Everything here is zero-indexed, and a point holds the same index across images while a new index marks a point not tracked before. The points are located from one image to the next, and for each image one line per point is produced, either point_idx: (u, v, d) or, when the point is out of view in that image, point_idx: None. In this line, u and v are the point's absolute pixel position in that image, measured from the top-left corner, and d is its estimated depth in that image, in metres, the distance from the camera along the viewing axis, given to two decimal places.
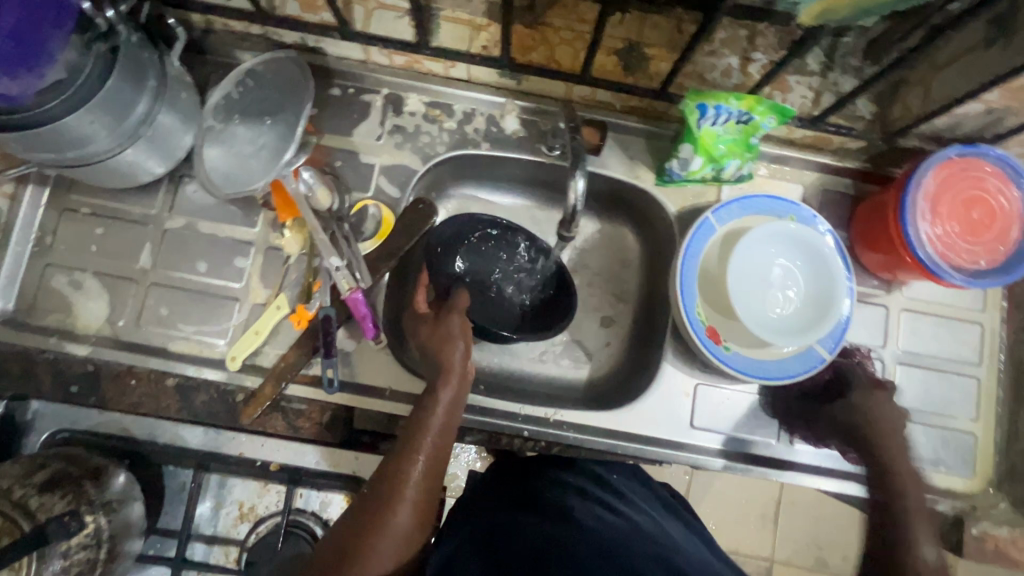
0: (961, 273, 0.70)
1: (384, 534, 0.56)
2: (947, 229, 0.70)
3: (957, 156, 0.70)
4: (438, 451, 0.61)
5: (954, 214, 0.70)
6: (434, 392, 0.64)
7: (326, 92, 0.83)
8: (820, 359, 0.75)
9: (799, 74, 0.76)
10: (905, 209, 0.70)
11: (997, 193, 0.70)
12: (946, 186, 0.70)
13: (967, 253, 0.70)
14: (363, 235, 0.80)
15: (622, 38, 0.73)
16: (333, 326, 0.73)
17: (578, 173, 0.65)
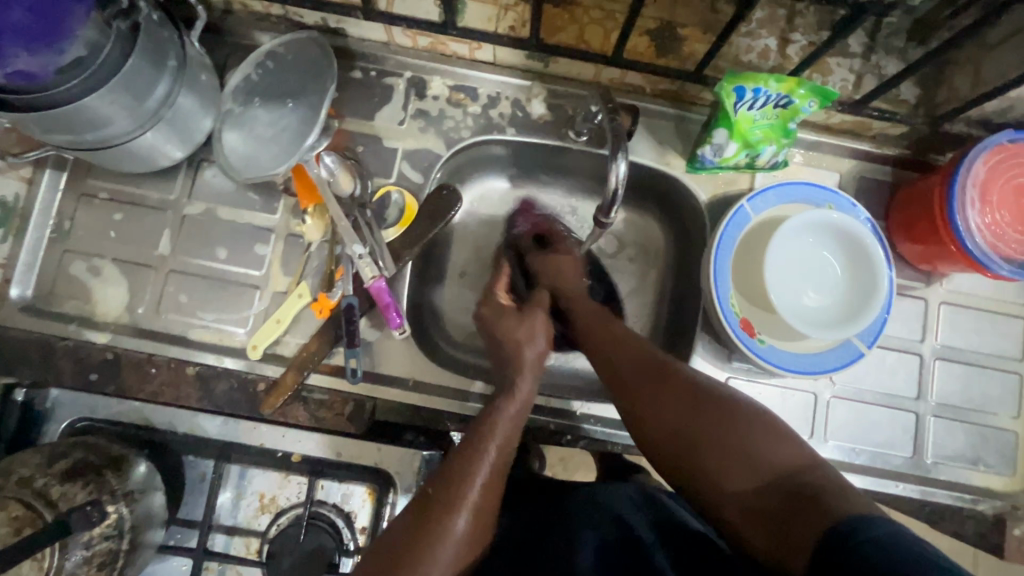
0: (1011, 264, 0.67)
1: (446, 539, 0.51)
2: (996, 218, 0.67)
3: (1008, 142, 0.67)
4: (502, 451, 0.58)
5: (1005, 202, 0.67)
6: (511, 384, 0.65)
7: (348, 75, 0.80)
8: (856, 352, 0.73)
9: (840, 56, 0.72)
10: (952, 199, 0.67)
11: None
12: (997, 173, 0.67)
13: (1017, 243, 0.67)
14: (385, 222, 0.78)
15: (656, 17, 0.71)
16: (356, 315, 0.71)
17: (619, 156, 0.64)
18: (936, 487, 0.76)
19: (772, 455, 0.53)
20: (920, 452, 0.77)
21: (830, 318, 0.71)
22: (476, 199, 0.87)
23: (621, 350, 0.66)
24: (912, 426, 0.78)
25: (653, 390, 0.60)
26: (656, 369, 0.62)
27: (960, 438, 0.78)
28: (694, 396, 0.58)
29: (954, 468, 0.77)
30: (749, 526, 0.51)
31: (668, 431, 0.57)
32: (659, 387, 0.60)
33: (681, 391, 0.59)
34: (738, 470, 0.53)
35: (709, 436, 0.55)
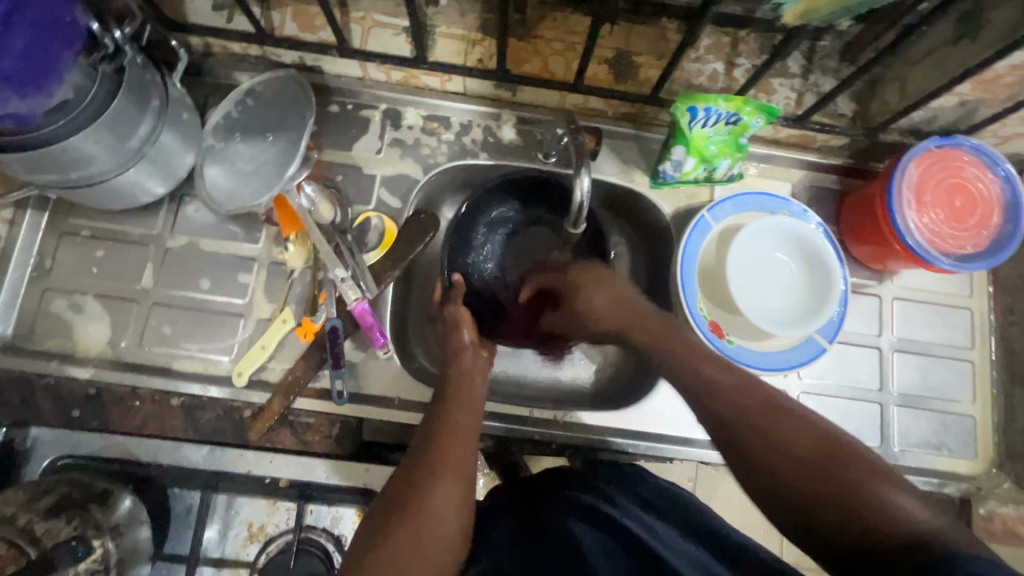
0: (950, 258, 0.73)
1: (432, 495, 0.55)
2: (931, 216, 0.73)
3: (936, 148, 0.74)
4: (467, 418, 0.63)
5: (937, 201, 0.73)
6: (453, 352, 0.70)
7: (325, 110, 0.84)
8: (819, 348, 0.77)
9: (781, 77, 0.79)
10: (892, 200, 0.73)
11: (977, 180, 0.73)
12: (928, 176, 0.73)
13: (956, 238, 0.73)
14: (366, 246, 0.81)
15: (612, 48, 0.78)
16: (340, 337, 0.74)
17: (583, 171, 0.67)
18: (905, 473, 0.80)
19: (893, 520, 0.43)
20: (887, 441, 0.81)
21: (798, 317, 0.75)
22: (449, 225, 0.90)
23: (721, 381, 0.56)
24: (878, 417, 0.82)
25: (764, 428, 0.52)
26: (758, 407, 0.53)
27: (923, 425, 0.82)
28: (815, 447, 0.50)
29: (920, 454, 0.81)
30: None
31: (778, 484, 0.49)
32: (774, 429, 0.51)
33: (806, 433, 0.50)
34: (856, 533, 0.44)
35: (819, 498, 0.47)
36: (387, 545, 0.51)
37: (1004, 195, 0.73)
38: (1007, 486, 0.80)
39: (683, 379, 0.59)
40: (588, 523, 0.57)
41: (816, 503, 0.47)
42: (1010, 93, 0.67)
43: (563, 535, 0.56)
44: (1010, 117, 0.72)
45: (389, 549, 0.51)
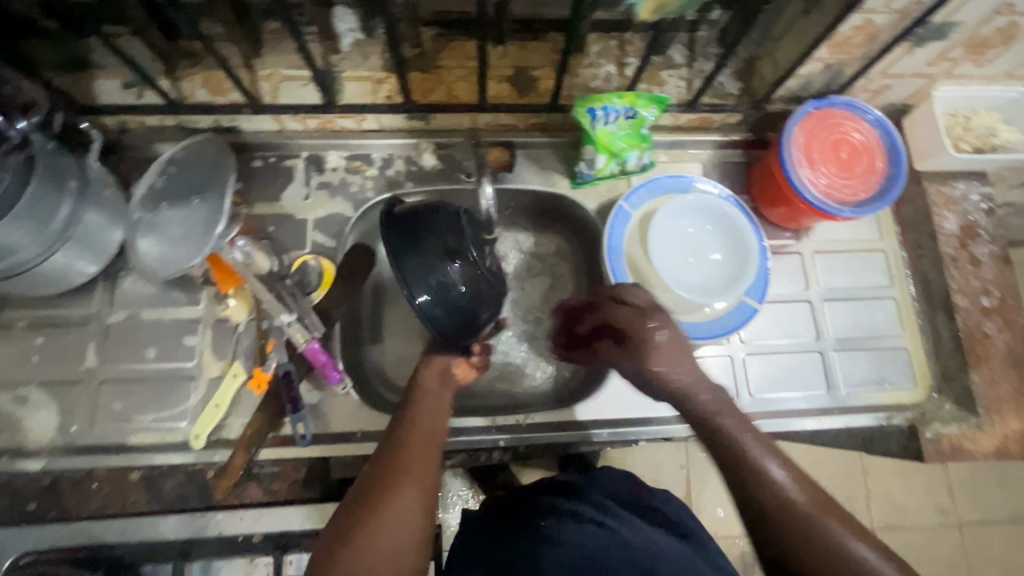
0: (848, 205, 0.79)
1: (392, 502, 0.55)
2: (823, 171, 0.80)
3: (814, 110, 0.81)
4: (430, 431, 0.63)
5: (825, 156, 0.80)
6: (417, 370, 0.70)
7: (249, 165, 0.87)
8: (751, 309, 0.81)
9: (669, 69, 0.86)
10: (785, 161, 0.79)
11: (854, 130, 0.80)
12: (812, 136, 0.80)
13: (849, 185, 0.80)
14: (307, 287, 0.82)
15: (510, 66, 0.85)
16: (294, 380, 0.74)
17: (485, 179, 0.70)
18: (856, 413, 0.84)
19: None
20: (833, 386, 0.85)
21: (725, 287, 0.79)
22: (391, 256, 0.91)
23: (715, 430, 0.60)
24: (821, 365, 0.86)
25: (756, 477, 0.55)
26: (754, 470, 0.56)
27: (863, 365, 0.86)
28: (804, 482, 0.55)
29: (864, 393, 0.85)
30: None
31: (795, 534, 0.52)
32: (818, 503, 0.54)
33: (833, 514, 0.53)
34: None
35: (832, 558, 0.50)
36: (351, 552, 0.53)
37: (882, 141, 0.81)
38: (948, 407, 0.84)
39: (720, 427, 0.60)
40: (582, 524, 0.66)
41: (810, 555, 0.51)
42: (864, 50, 0.75)
43: (554, 542, 0.62)
44: (872, 72, 0.79)
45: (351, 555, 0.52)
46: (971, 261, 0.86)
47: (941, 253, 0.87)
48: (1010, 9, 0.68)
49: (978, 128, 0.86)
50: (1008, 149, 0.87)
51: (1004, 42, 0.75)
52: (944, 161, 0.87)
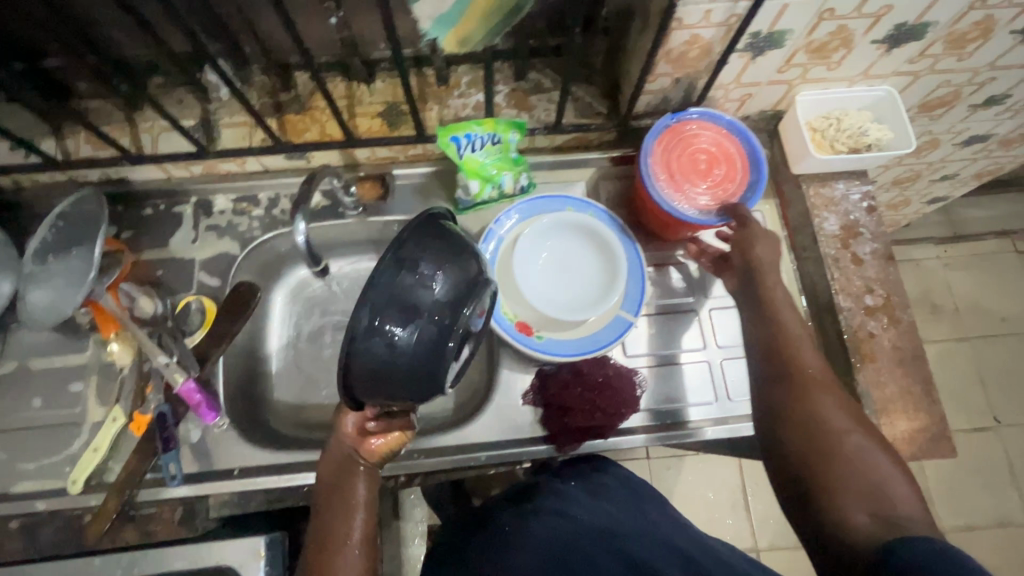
0: (707, 214, 0.80)
1: None
2: (682, 182, 0.80)
3: (672, 122, 0.82)
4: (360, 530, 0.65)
5: (684, 167, 0.81)
6: (325, 483, 0.69)
7: (140, 214, 0.91)
8: (626, 322, 0.82)
9: (537, 94, 0.89)
10: (643, 176, 0.80)
11: (705, 137, 0.81)
12: (670, 149, 0.81)
13: (703, 189, 0.80)
14: (189, 329, 0.85)
15: (381, 103, 0.87)
16: (169, 420, 0.77)
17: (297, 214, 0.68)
18: (747, 422, 0.82)
19: (893, 498, 0.55)
20: (722, 395, 0.83)
21: (596, 299, 0.80)
22: (298, 285, 0.96)
23: (801, 360, 0.67)
24: (709, 377, 0.84)
25: (807, 413, 0.63)
26: (811, 407, 0.63)
27: None
28: (832, 402, 0.64)
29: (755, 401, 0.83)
30: (841, 503, 0.56)
31: (806, 424, 0.62)
32: (841, 412, 0.63)
33: (843, 427, 0.61)
34: (855, 479, 0.57)
35: (839, 449, 0.59)
36: None
37: (740, 148, 0.81)
38: None
39: (782, 332, 0.70)
40: (542, 517, 0.72)
41: (824, 440, 0.60)
42: (704, 63, 0.76)
43: (511, 552, 0.68)
44: (724, 82, 0.81)
45: None
46: (853, 261, 0.86)
47: (823, 254, 0.86)
48: (831, 14, 0.69)
49: (848, 129, 0.86)
50: (881, 148, 0.87)
51: (844, 46, 0.76)
52: (816, 163, 0.87)
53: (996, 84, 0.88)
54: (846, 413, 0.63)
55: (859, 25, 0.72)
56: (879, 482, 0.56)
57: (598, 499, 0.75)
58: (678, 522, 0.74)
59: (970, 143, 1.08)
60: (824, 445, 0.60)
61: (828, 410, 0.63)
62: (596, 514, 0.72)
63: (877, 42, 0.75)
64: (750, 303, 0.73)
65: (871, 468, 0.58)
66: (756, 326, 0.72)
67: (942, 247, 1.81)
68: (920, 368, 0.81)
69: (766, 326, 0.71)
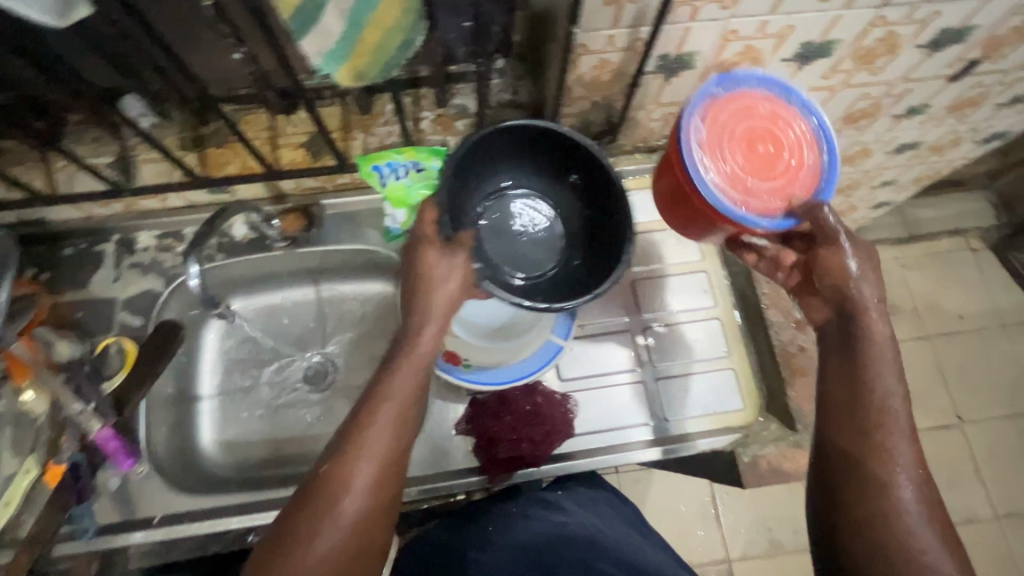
0: (767, 216, 0.62)
1: (327, 528, 0.54)
2: (736, 167, 0.63)
3: (720, 90, 0.64)
4: (403, 411, 0.59)
5: (737, 150, 0.63)
6: (413, 331, 0.62)
7: (60, 254, 0.88)
8: (557, 346, 0.80)
9: (462, 118, 0.88)
10: (686, 160, 0.62)
11: (794, 135, 0.64)
12: (719, 125, 0.63)
13: (729, 142, 0.63)
14: (107, 373, 0.81)
15: (304, 134, 0.87)
16: (83, 471, 0.76)
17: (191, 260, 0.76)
18: (682, 441, 0.81)
19: None
20: (657, 416, 0.82)
21: (530, 320, 0.82)
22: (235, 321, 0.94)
23: (891, 415, 0.56)
24: (645, 398, 0.82)
25: (878, 490, 0.54)
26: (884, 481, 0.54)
27: (691, 390, 0.83)
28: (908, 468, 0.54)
29: (691, 420, 0.82)
30: None
31: (871, 491, 0.54)
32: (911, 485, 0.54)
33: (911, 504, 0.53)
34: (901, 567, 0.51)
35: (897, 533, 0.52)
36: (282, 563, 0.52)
37: (807, 131, 0.65)
38: (773, 426, 0.82)
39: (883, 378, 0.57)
40: (531, 521, 0.75)
41: (880, 508, 0.53)
42: (618, 86, 0.77)
43: (493, 548, 0.71)
44: (642, 102, 0.81)
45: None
46: None
47: None
48: (735, 35, 0.69)
49: None
50: None
51: (755, 64, 0.76)
52: None
53: (913, 96, 0.89)
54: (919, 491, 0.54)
55: (765, 45, 0.72)
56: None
57: (583, 514, 0.77)
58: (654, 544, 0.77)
59: (901, 150, 1.09)
60: (879, 520, 0.53)
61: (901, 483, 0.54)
62: (583, 523, 0.75)
63: (787, 60, 0.76)
64: (839, 326, 0.61)
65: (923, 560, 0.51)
66: (846, 356, 0.59)
67: (897, 248, 1.83)
68: None
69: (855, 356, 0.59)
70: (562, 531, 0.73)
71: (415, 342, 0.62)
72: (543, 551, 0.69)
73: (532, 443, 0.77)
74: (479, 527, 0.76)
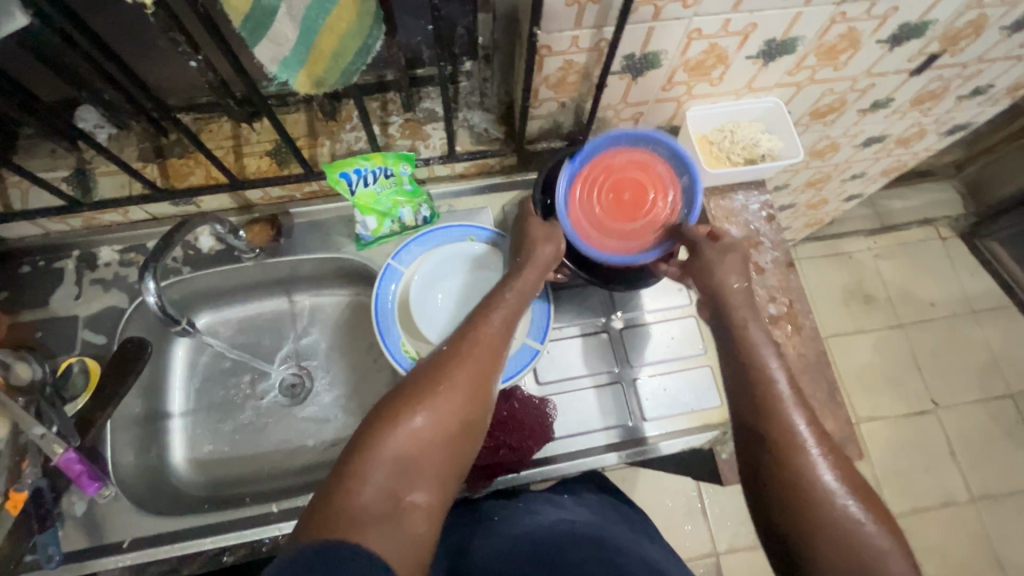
0: (603, 245, 0.77)
1: (433, 405, 0.59)
2: (596, 207, 0.78)
3: (624, 142, 0.79)
4: (500, 335, 0.68)
5: (603, 196, 0.78)
6: (514, 275, 0.72)
7: (17, 272, 0.85)
8: (533, 351, 0.79)
9: (432, 122, 0.87)
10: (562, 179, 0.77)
11: (654, 208, 0.77)
12: (602, 169, 0.79)
13: (598, 180, 0.78)
14: (72, 393, 0.79)
15: (269, 141, 0.85)
16: (46, 497, 0.74)
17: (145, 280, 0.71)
18: (662, 441, 0.80)
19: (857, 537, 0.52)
20: (636, 416, 0.81)
21: None
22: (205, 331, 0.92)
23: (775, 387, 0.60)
24: (623, 399, 0.82)
25: (804, 472, 0.55)
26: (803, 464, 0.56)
27: (669, 389, 0.83)
28: (803, 423, 0.58)
29: (670, 420, 0.82)
30: (803, 540, 0.54)
31: (776, 455, 0.57)
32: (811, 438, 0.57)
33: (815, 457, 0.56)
34: (815, 519, 0.53)
35: (806, 485, 0.55)
36: (389, 434, 0.57)
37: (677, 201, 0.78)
38: None
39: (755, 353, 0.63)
40: (540, 515, 0.71)
41: (786, 467, 0.56)
42: (586, 86, 0.76)
43: (500, 533, 0.67)
44: (612, 102, 0.81)
45: (383, 447, 0.56)
46: (755, 270, 0.87)
47: None
48: (700, 34, 0.69)
49: (740, 140, 0.87)
50: (775, 157, 0.88)
51: (721, 62, 0.77)
52: (713, 177, 0.88)
53: (878, 90, 0.91)
54: (821, 443, 0.57)
55: (729, 43, 0.72)
56: (841, 523, 0.52)
57: (594, 518, 0.73)
58: (667, 557, 0.73)
59: (868, 144, 1.11)
60: (794, 476, 0.55)
61: (802, 439, 0.57)
62: (593, 523, 0.71)
63: (753, 57, 0.76)
64: (723, 326, 0.67)
65: (829, 506, 0.53)
66: (738, 342, 0.65)
67: (870, 239, 1.87)
68: (824, 373, 0.82)
69: (736, 342, 0.65)
70: (572, 526, 0.69)
71: (514, 283, 0.71)
72: (549, 538, 0.65)
73: (511, 449, 0.77)
74: (487, 516, 0.72)
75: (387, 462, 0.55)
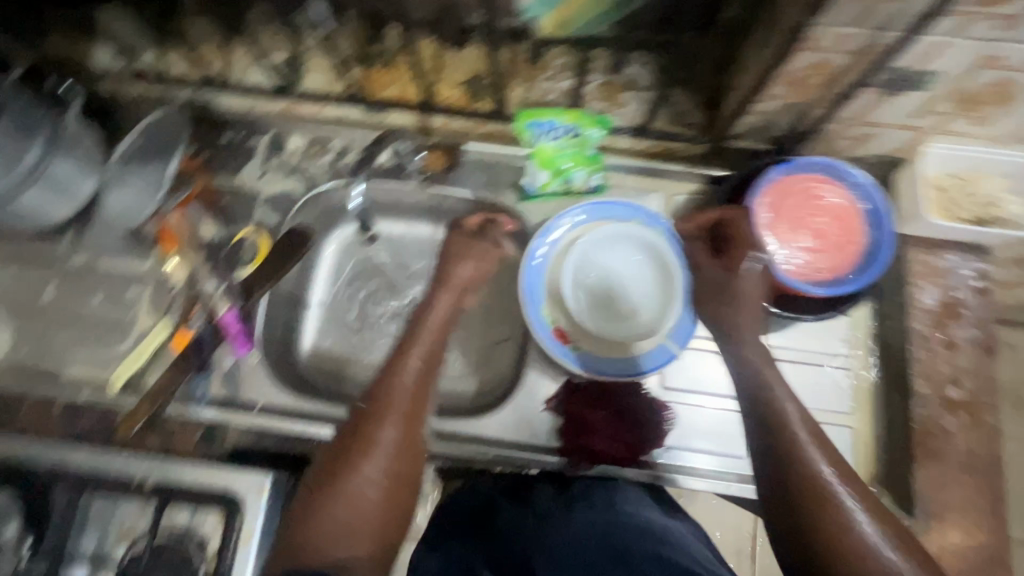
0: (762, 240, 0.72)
1: (361, 456, 0.63)
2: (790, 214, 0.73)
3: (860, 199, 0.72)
4: (421, 370, 0.70)
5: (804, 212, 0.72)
6: (437, 307, 0.75)
7: (217, 139, 0.92)
8: (669, 354, 0.76)
9: (631, 91, 0.83)
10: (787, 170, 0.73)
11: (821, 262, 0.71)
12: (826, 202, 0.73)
13: (819, 206, 0.72)
14: (241, 261, 0.85)
15: (466, 72, 0.85)
16: (206, 345, 0.80)
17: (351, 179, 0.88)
18: None
19: None
20: None
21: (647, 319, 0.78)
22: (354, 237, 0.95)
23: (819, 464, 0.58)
24: None
25: (844, 540, 0.53)
26: (842, 528, 0.54)
27: None
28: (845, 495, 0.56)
29: None
30: None
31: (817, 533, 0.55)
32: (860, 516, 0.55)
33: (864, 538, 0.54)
34: None
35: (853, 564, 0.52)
36: (348, 475, 0.62)
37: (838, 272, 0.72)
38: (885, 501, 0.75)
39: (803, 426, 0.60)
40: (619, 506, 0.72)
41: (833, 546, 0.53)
42: (827, 92, 0.67)
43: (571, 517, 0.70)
44: (845, 117, 0.71)
45: (330, 500, 0.61)
46: (945, 344, 0.76)
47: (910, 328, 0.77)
48: (996, 64, 0.59)
49: (974, 195, 0.76)
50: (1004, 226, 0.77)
51: (999, 102, 0.65)
52: (929, 228, 0.77)
53: None
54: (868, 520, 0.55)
55: None
56: None
57: (672, 520, 0.72)
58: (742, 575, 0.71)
59: None
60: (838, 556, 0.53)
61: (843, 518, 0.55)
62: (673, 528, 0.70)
63: None
64: (757, 412, 0.63)
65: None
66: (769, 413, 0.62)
67: None
68: (990, 478, 0.73)
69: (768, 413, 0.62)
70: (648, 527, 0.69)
71: (427, 319, 0.74)
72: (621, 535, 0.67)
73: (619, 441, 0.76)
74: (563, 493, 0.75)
75: (345, 507, 0.60)
